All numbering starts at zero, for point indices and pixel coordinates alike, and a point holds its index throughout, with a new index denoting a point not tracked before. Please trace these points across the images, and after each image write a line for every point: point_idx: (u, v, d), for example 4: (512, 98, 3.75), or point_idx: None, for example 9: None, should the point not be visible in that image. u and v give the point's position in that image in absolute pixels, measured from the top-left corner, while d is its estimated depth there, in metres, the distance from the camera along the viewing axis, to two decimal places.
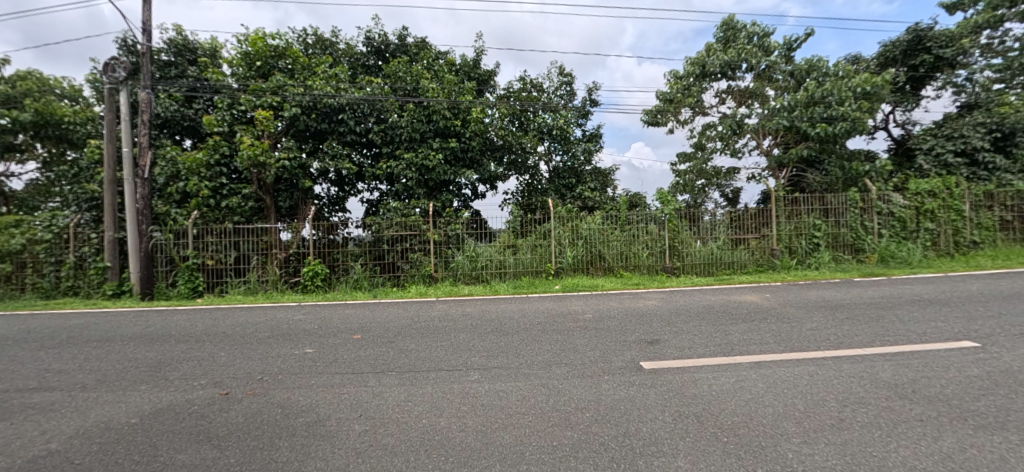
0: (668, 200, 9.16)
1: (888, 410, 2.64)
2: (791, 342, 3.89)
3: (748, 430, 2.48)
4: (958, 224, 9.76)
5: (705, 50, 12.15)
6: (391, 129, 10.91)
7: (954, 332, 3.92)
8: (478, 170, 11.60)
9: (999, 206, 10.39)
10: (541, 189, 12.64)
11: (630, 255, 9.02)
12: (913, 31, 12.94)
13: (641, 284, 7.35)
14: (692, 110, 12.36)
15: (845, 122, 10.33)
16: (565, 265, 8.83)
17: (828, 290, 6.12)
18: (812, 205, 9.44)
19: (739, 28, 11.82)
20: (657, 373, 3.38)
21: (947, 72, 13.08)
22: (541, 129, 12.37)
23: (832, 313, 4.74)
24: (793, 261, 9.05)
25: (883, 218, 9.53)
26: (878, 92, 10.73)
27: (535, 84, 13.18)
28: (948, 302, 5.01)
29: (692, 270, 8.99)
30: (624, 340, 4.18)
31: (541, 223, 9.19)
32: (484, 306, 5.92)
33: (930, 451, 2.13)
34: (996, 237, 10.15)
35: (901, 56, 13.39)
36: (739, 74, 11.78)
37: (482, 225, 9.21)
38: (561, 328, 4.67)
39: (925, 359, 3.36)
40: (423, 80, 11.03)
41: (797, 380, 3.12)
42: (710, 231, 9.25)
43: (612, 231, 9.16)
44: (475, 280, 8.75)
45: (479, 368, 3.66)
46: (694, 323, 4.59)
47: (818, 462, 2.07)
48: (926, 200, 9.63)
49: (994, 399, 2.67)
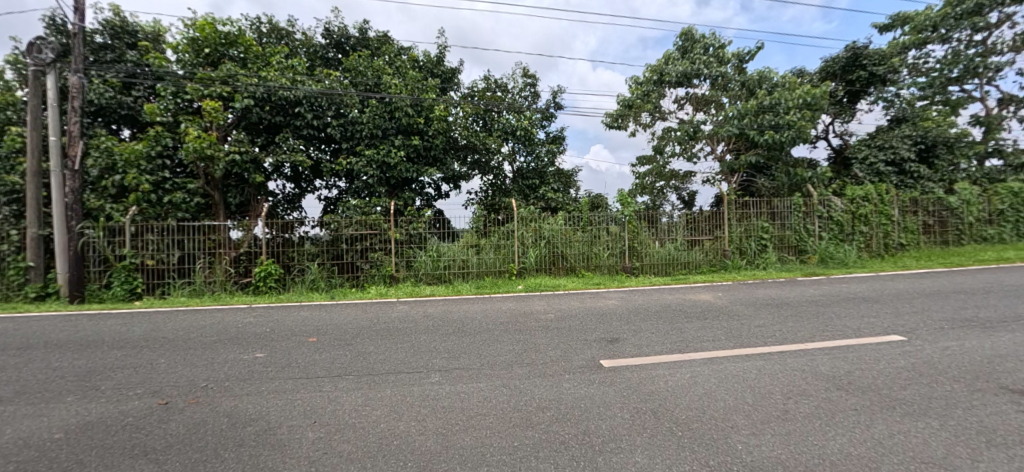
0: (628, 202, 9.38)
1: (827, 402, 2.86)
2: (741, 338, 4.07)
3: (701, 424, 2.64)
4: (887, 228, 10.62)
5: (664, 58, 12.59)
6: (351, 125, 10.51)
7: (883, 327, 4.25)
8: (442, 168, 11.42)
9: (923, 211, 11.37)
10: (505, 189, 12.63)
11: (592, 256, 9.18)
12: (850, 49, 13.98)
13: (602, 284, 7.47)
14: (652, 115, 12.79)
15: (790, 131, 11.07)
16: (527, 265, 8.86)
17: (774, 289, 6.50)
18: (761, 209, 9.98)
19: (697, 38, 12.31)
20: (616, 370, 3.43)
21: (879, 87, 14.22)
22: (504, 129, 12.38)
23: (778, 311, 5.01)
24: (742, 262, 9.55)
25: (823, 221, 10.23)
26: (820, 102, 11.45)
27: (500, 84, 13.17)
28: (879, 299, 5.44)
29: (651, 270, 9.27)
30: (585, 338, 4.22)
31: (504, 223, 9.15)
32: (446, 306, 5.82)
33: (864, 438, 2.44)
34: (919, 240, 11.14)
35: (840, 72, 14.43)
36: (695, 82, 12.27)
37: (445, 223, 9.07)
38: (523, 327, 4.66)
39: (859, 352, 3.61)
40: (385, 76, 10.80)
41: (746, 374, 3.28)
42: (667, 232, 9.56)
43: (574, 232, 9.26)
44: (437, 280, 8.62)
45: (440, 370, 3.59)
46: (652, 322, 4.71)
47: (765, 453, 2.31)
48: (860, 205, 10.42)
49: (916, 389, 2.94)
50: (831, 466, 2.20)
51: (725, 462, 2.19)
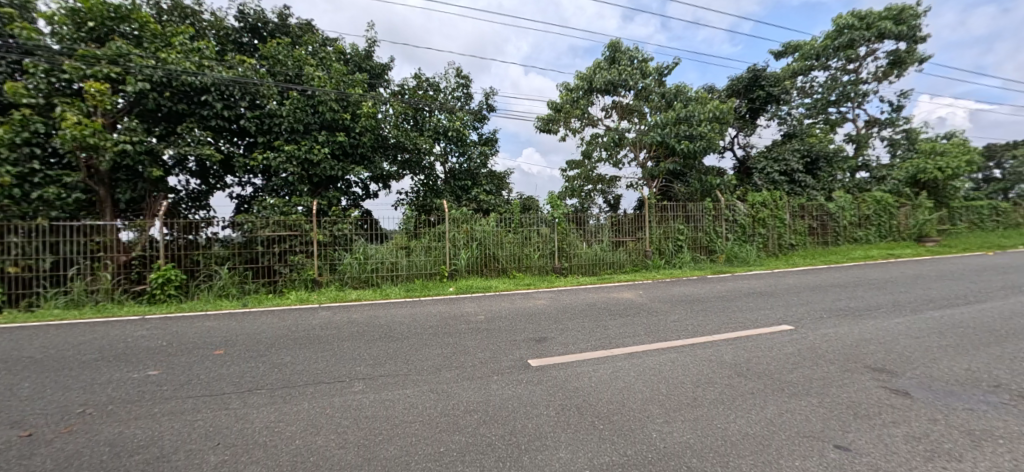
0: (558, 204, 9.67)
1: (730, 388, 3.15)
2: (658, 333, 4.36)
3: (621, 416, 2.77)
4: (781, 230, 12.04)
5: (593, 66, 13.21)
6: (268, 118, 9.77)
7: (775, 318, 4.78)
8: (370, 167, 10.99)
9: (809, 216, 13.03)
10: (437, 189, 12.48)
11: (523, 257, 9.32)
12: (752, 71, 15.68)
13: (532, 284, 7.62)
14: (581, 121, 13.38)
15: (702, 141, 12.14)
16: (459, 267, 8.76)
17: (688, 286, 7.07)
18: (677, 213, 10.82)
19: (623, 50, 13.08)
20: (544, 369, 3.49)
21: (775, 106, 16.11)
22: (436, 129, 12.24)
23: (690, 307, 5.44)
24: (661, 261, 10.26)
25: (730, 224, 11.34)
26: (726, 117, 12.71)
27: (432, 83, 12.99)
28: (772, 294, 6.13)
29: (579, 270, 9.62)
30: (514, 338, 4.25)
31: (435, 225, 8.97)
32: (372, 311, 5.57)
33: (758, 419, 2.73)
34: (806, 241, 12.75)
35: (743, 90, 16.14)
36: (621, 92, 13.03)
37: (374, 224, 8.71)
38: (453, 330, 4.59)
39: (757, 341, 4.01)
40: (307, 67, 10.18)
41: (662, 366, 3.50)
42: (595, 233, 10.00)
43: (505, 233, 9.36)
44: (364, 283, 8.23)
45: (363, 378, 3.41)
46: (578, 320, 4.88)
47: (676, 438, 2.49)
48: (759, 210, 11.71)
49: (801, 371, 3.35)
50: (733, 446, 2.42)
51: (641, 451, 2.32)
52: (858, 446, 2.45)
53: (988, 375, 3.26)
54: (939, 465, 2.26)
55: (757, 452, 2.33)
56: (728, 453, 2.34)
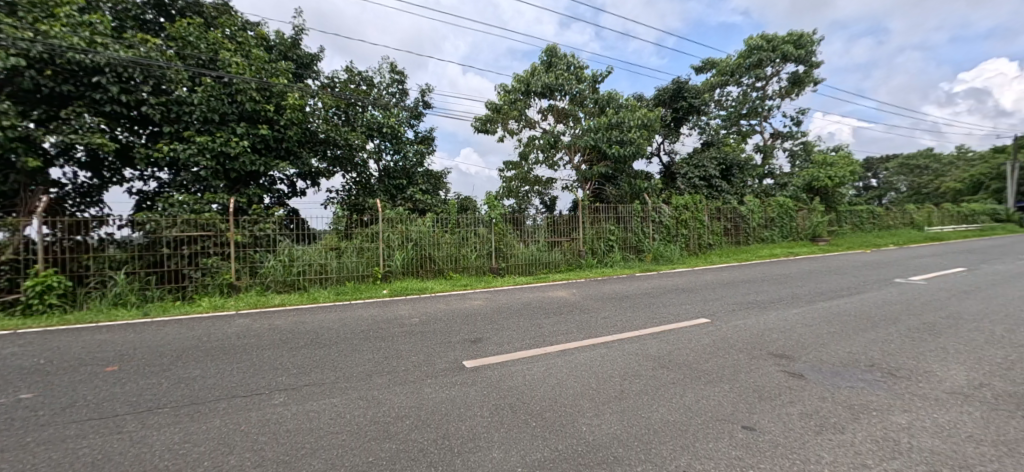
0: (495, 205, 9.75)
1: (653, 379, 3.36)
2: (590, 330, 4.54)
3: (553, 412, 2.84)
4: (700, 231, 13.14)
5: (531, 69, 13.51)
6: (177, 105, 8.81)
7: (693, 312, 5.19)
8: (297, 163, 10.34)
9: (725, 218, 14.32)
10: (370, 188, 12.09)
11: (460, 257, 9.27)
12: (676, 83, 16.92)
13: (469, 285, 7.60)
14: (519, 122, 13.64)
15: (632, 146, 12.85)
16: (394, 268, 8.51)
17: (618, 284, 7.47)
18: (609, 214, 11.39)
19: (560, 55, 13.52)
20: (479, 370, 3.48)
21: (695, 117, 17.53)
22: (369, 125, 11.83)
23: (618, 304, 5.74)
24: (594, 260, 10.73)
25: (656, 225, 12.16)
26: (653, 125, 13.58)
27: (365, 77, 12.54)
28: (692, 289, 6.65)
29: (516, 270, 9.75)
30: (449, 340, 4.21)
31: (369, 225, 8.62)
32: (296, 317, 5.22)
33: (677, 406, 2.94)
34: (722, 240, 14.01)
35: (668, 100, 17.35)
36: (557, 96, 13.46)
37: (301, 224, 8.22)
38: (385, 334, 4.45)
39: (678, 334, 4.33)
40: (223, 51, 9.34)
41: (592, 362, 3.65)
42: (531, 234, 10.22)
43: (442, 234, 9.24)
44: (290, 287, 7.69)
45: (285, 389, 3.19)
46: (514, 320, 4.95)
47: (604, 430, 2.60)
48: (682, 212, 12.71)
49: (715, 361, 3.66)
50: (655, 434, 2.58)
51: (571, 445, 2.40)
52: (760, 425, 2.73)
53: (863, 356, 3.79)
54: (824, 439, 2.58)
55: (677, 442, 2.48)
56: (650, 441, 2.48)
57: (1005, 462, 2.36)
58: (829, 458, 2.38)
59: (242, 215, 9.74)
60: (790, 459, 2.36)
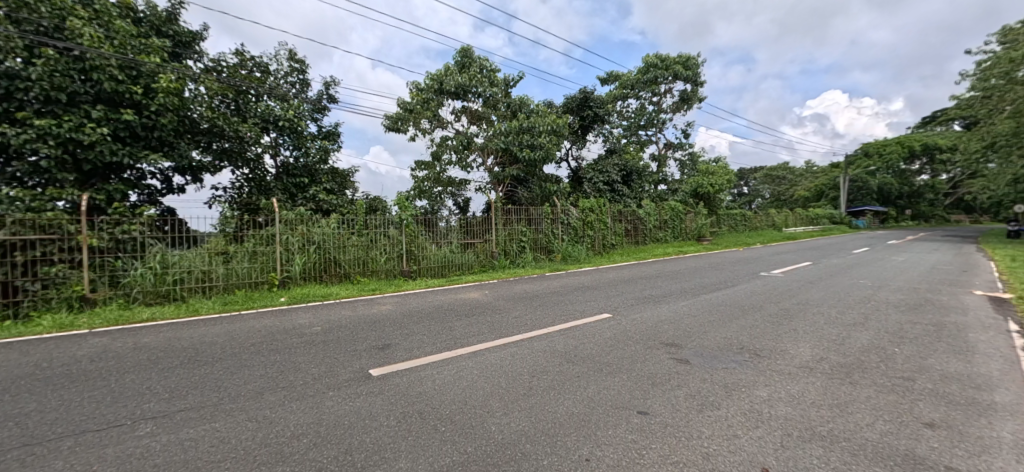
0: (405, 206, 9.44)
1: (559, 373, 3.52)
2: (501, 330, 4.64)
3: (462, 415, 2.83)
4: (604, 232, 14.22)
5: (445, 69, 13.47)
6: (6, 79, 7.20)
7: (597, 308, 5.55)
8: (172, 155, 9.07)
9: (626, 220, 15.58)
10: (266, 186, 11.10)
11: (368, 261, 8.82)
12: (583, 92, 17.96)
13: (378, 289, 7.29)
14: (431, 122, 13.52)
15: (541, 151, 13.33)
16: (293, 274, 7.83)
17: (529, 284, 7.75)
18: (520, 216, 11.79)
19: (473, 57, 13.65)
20: (386, 378, 3.36)
21: (600, 126, 18.79)
22: (264, 117, 10.79)
23: (528, 303, 5.94)
24: (507, 262, 10.99)
25: (565, 227, 12.89)
26: (562, 131, 14.25)
27: (258, 63, 11.44)
28: (596, 287, 7.12)
29: (428, 273, 9.59)
30: (353, 349, 4.00)
31: (264, 226, 7.87)
32: (169, 333, 4.56)
33: (581, 399, 3.11)
34: (624, 241, 15.27)
35: (576, 108, 18.31)
36: (470, 97, 13.57)
37: (179, 225, 7.18)
38: (281, 346, 4.09)
39: (583, 330, 4.60)
40: (73, 17, 7.82)
41: (502, 362, 3.72)
42: (444, 235, 10.12)
43: (349, 235, 8.68)
44: (163, 299, 6.73)
45: (153, 417, 2.76)
46: (424, 323, 4.87)
47: (511, 429, 2.66)
48: (588, 214, 13.68)
49: (614, 353, 3.95)
50: (560, 427, 2.70)
51: (478, 447, 2.41)
52: (652, 409, 3.00)
53: (735, 340, 4.36)
54: (704, 416, 2.92)
55: (577, 433, 2.63)
56: (555, 435, 2.59)
57: (836, 421, 2.89)
58: (707, 433, 2.70)
59: (101, 215, 8.32)
60: (675, 437, 2.63)
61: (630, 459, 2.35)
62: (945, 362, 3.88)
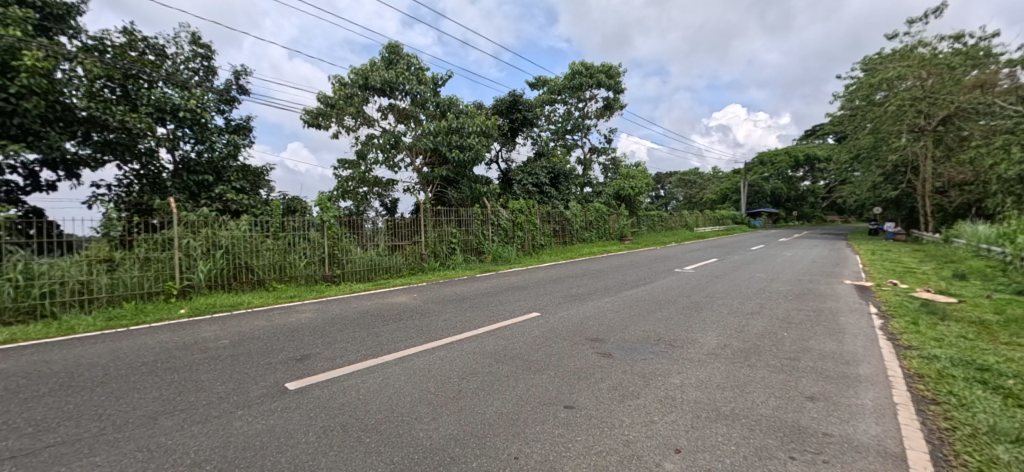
0: (328, 207, 8.81)
1: (489, 374, 3.56)
2: (430, 333, 4.58)
3: (388, 424, 2.74)
4: (533, 233, 14.70)
5: (370, 64, 13.04)
6: None
7: (525, 307, 5.70)
8: (37, 146, 7.75)
9: (554, 221, 16.22)
10: (161, 184, 9.92)
11: (285, 266, 8.19)
12: (512, 95, 18.30)
13: (297, 296, 6.84)
14: (356, 119, 13.08)
15: (470, 151, 13.42)
16: (196, 282, 7.01)
17: (459, 286, 7.75)
18: (450, 217, 11.79)
19: (401, 55, 13.46)
20: (305, 391, 3.15)
21: (529, 129, 19.25)
22: (159, 106, 9.47)
23: (458, 305, 5.94)
24: (437, 263, 10.92)
25: (494, 228, 13.11)
26: (491, 132, 14.39)
27: (152, 45, 10.17)
28: (525, 287, 7.30)
29: (353, 277, 9.16)
30: (267, 362, 3.71)
31: (159, 229, 6.98)
32: (33, 357, 3.88)
33: (510, 398, 3.16)
34: (552, 241, 15.91)
35: (505, 110, 18.60)
36: (398, 95, 13.28)
37: (49, 228, 5.93)
38: (181, 364, 3.68)
39: (513, 329, 4.71)
40: None
41: (432, 366, 3.68)
42: (371, 238, 9.73)
43: (263, 238, 7.95)
44: (31, 315, 5.68)
45: (10, 456, 2.31)
46: (348, 331, 4.67)
47: (440, 434, 2.62)
48: (518, 216, 14.02)
49: (543, 350, 4.09)
50: (489, 428, 2.72)
51: (406, 455, 2.35)
52: (578, 403, 3.14)
53: (652, 332, 4.71)
54: (625, 405, 3.12)
55: (507, 433, 2.66)
56: (484, 436, 2.61)
57: (737, 401, 3.22)
58: (627, 421, 2.88)
59: None
60: (599, 428, 2.77)
61: (556, 453, 2.43)
62: (822, 342, 4.51)
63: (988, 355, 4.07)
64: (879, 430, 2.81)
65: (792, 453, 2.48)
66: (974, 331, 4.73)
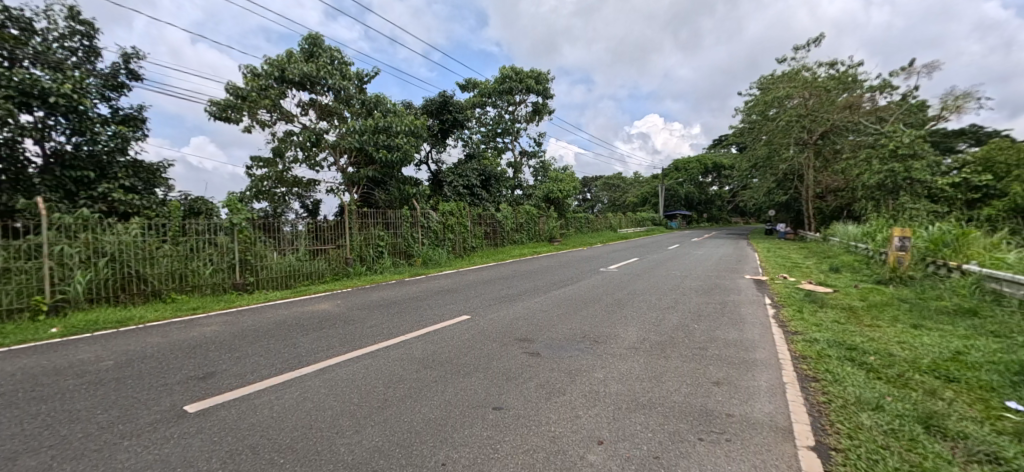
0: (238, 209, 8.09)
1: (417, 380, 3.52)
2: (354, 341, 4.42)
3: (306, 441, 2.57)
4: (463, 235, 14.76)
5: (287, 55, 12.23)
6: None
7: (455, 310, 5.70)
8: None
9: (485, 223, 16.38)
10: (24, 180, 8.41)
11: (186, 274, 7.35)
12: (443, 96, 18.14)
13: (201, 307, 6.22)
14: (272, 113, 12.34)
15: (399, 152, 13.09)
16: (73, 295, 6.04)
17: (386, 291, 7.53)
18: (377, 220, 11.45)
19: (322, 47, 12.76)
20: (209, 413, 2.87)
21: (459, 130, 19.19)
22: (18, 85, 7.90)
23: (385, 310, 5.79)
24: (363, 268, 10.54)
25: (424, 230, 12.95)
26: (420, 132, 14.17)
27: (13, 16, 8.59)
28: (455, 290, 7.31)
29: (268, 285, 8.50)
30: (162, 383, 3.33)
31: (26, 234, 5.83)
32: None
33: (438, 404, 3.13)
34: (483, 243, 16.10)
35: (435, 110, 18.39)
36: (319, 89, 12.62)
37: None
38: (51, 391, 3.18)
39: (441, 333, 4.69)
40: None
41: (354, 376, 3.55)
42: (290, 242, 9.16)
43: (159, 244, 7.10)
44: None
45: None
46: (261, 343, 4.35)
47: (363, 446, 2.52)
48: (448, 218, 13.95)
49: (472, 353, 4.12)
50: (416, 436, 2.67)
51: None
52: (506, 403, 3.20)
53: (577, 330, 4.94)
54: (552, 402, 3.23)
55: (436, 440, 2.63)
56: (410, 445, 2.55)
57: (653, 391, 3.48)
58: (553, 418, 2.99)
59: None
60: (526, 427, 2.84)
61: (485, 455, 2.45)
62: (726, 332, 5.02)
63: (855, 336, 4.80)
64: (772, 408, 3.19)
65: (700, 435, 2.74)
66: (845, 316, 5.57)
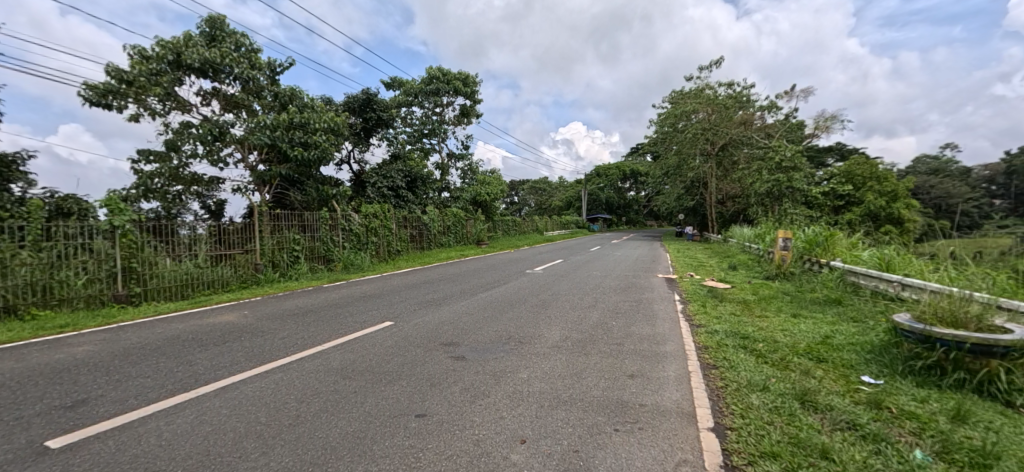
0: (121, 210, 7.11)
1: (334, 393, 3.37)
2: (262, 355, 4.11)
3: (203, 468, 2.34)
4: (388, 238, 14.34)
5: (181, 37, 10.91)
6: None
7: (377, 317, 5.53)
8: None
9: (410, 226, 16.04)
10: None
11: (52, 287, 6.29)
12: (365, 93, 17.41)
13: (72, 324, 5.37)
14: (164, 103, 10.99)
15: (316, 150, 12.24)
16: None
17: (302, 298, 7.07)
18: (291, 222, 10.72)
19: (225, 31, 11.57)
20: (80, 447, 2.50)
21: (384, 130, 18.53)
22: None
23: (299, 320, 5.45)
24: (274, 274, 9.80)
25: (345, 233, 12.36)
26: (341, 129, 13.47)
27: None
28: (379, 295, 7.09)
29: (159, 296, 7.55)
30: (14, 417, 2.83)
31: None
32: None
33: (357, 416, 3.03)
34: (408, 246, 15.77)
35: (357, 108, 17.58)
36: (222, 78, 11.44)
37: None
38: None
39: (361, 341, 4.54)
40: None
41: (261, 393, 3.31)
42: (186, 248, 8.27)
43: (13, 250, 5.96)
44: None
45: None
46: (148, 363, 3.89)
47: (272, 467, 2.36)
48: (371, 220, 13.42)
49: (394, 361, 4.04)
50: (332, 452, 2.56)
51: None
52: (429, 410, 3.18)
53: (502, 331, 5.05)
54: (475, 405, 3.28)
55: (357, 453, 2.55)
56: (326, 462, 2.44)
57: (573, 387, 3.68)
58: (476, 420, 3.04)
59: None
60: (449, 432, 2.86)
61: (406, 465, 2.43)
62: (640, 327, 5.44)
63: (747, 326, 5.46)
64: (678, 396, 3.53)
65: (615, 426, 2.96)
66: (740, 308, 6.31)
